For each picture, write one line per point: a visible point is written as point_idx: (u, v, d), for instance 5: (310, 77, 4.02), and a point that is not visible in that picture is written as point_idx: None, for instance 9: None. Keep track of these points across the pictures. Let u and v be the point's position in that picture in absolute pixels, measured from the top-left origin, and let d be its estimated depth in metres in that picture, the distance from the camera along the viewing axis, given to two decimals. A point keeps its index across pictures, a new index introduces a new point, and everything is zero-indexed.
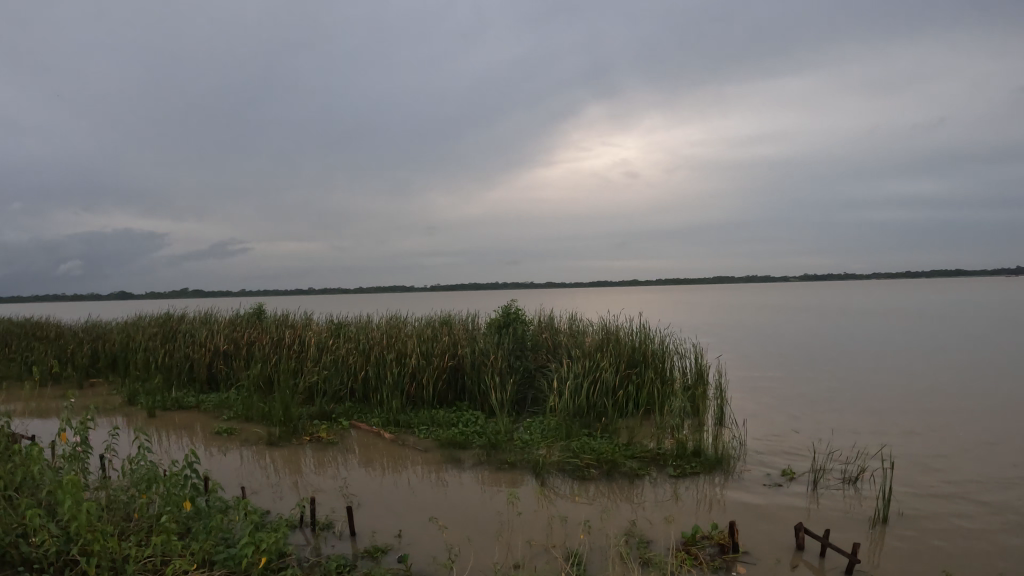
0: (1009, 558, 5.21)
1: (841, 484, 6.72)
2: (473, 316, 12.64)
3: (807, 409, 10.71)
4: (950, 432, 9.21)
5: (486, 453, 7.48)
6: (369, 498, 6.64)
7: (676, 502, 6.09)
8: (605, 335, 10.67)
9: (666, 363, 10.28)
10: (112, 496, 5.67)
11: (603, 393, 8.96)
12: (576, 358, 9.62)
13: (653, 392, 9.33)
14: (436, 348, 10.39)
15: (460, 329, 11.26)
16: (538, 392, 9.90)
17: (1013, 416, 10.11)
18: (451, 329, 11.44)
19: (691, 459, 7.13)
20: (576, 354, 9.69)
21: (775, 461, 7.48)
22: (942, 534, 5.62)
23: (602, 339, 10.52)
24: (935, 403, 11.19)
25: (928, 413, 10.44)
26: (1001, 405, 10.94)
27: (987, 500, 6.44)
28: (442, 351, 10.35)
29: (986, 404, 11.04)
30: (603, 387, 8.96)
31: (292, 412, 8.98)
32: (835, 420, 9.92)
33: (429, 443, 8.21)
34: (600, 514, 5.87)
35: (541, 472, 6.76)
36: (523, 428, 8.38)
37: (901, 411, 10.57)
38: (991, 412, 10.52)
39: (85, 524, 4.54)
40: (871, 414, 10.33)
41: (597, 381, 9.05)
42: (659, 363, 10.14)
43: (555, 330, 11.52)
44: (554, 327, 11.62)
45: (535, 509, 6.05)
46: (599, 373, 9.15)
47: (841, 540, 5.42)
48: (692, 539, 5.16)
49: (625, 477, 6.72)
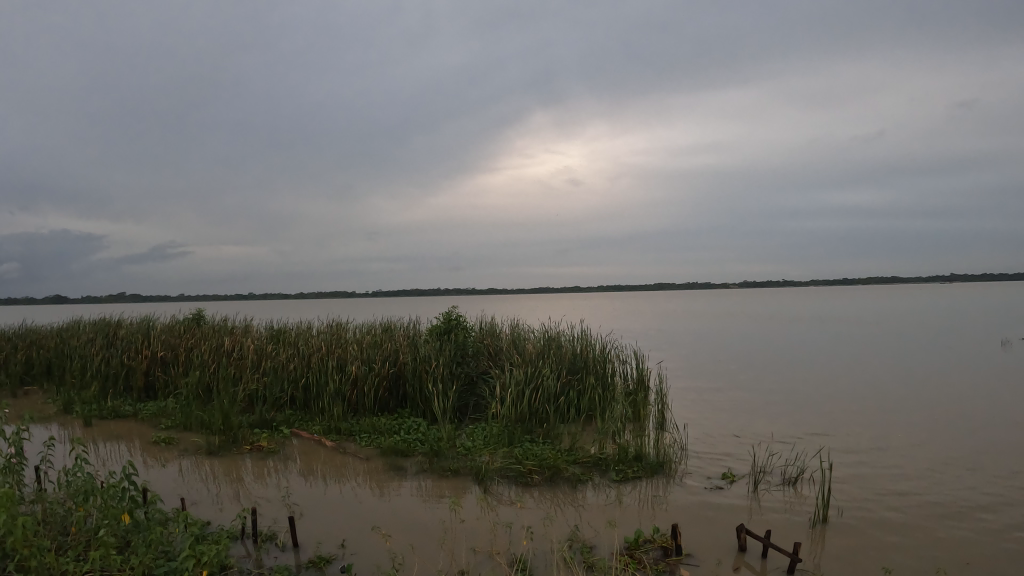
0: (941, 554, 5.47)
1: (780, 484, 6.91)
2: (414, 322, 12.50)
3: (749, 414, 10.90)
4: (882, 433, 9.54)
5: (428, 461, 7.38)
6: (312, 508, 6.48)
7: (618, 507, 6.13)
8: (547, 342, 10.68)
9: (607, 368, 10.36)
10: (48, 509, 5.40)
11: (544, 400, 8.95)
12: (517, 365, 9.58)
13: (594, 398, 9.38)
14: (377, 354, 10.21)
15: (400, 335, 11.13)
16: (479, 399, 9.85)
17: (940, 418, 10.53)
18: (392, 335, 11.29)
19: (633, 463, 7.19)
20: (518, 361, 9.65)
21: (717, 464, 7.63)
22: (878, 531, 5.85)
23: (544, 345, 10.52)
24: (868, 407, 11.57)
25: (863, 416, 10.78)
26: (928, 408, 11.40)
27: (917, 498, 6.75)
28: (384, 357, 10.18)
29: (916, 407, 11.47)
30: (544, 394, 8.94)
31: (231, 420, 8.73)
32: (775, 424, 10.13)
33: (371, 451, 8.07)
34: (543, 519, 5.85)
35: (483, 479, 6.71)
36: (466, 434, 8.31)
37: (836, 414, 10.92)
38: (921, 414, 10.93)
39: (20, 540, 4.31)
40: (808, 418, 10.61)
41: (539, 387, 9.03)
42: (600, 369, 10.22)
43: (497, 336, 11.47)
44: (496, 333, 11.57)
45: (478, 516, 5.99)
46: (540, 379, 9.12)
47: (783, 539, 5.56)
48: (636, 543, 5.20)
49: (568, 483, 6.72)
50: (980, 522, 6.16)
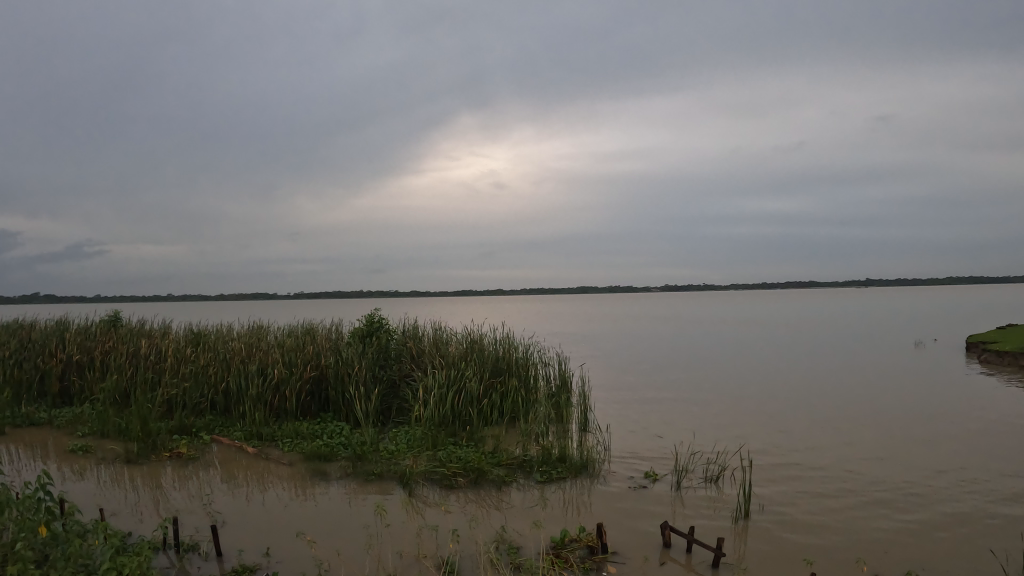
0: (852, 546, 5.72)
1: (703, 482, 7.09)
2: (337, 324, 12.28)
3: (672, 414, 11.13)
4: (797, 431, 9.91)
5: (352, 465, 7.25)
6: (234, 516, 6.28)
7: (543, 508, 6.17)
8: (469, 344, 10.64)
9: (530, 371, 10.41)
10: None
11: (467, 402, 8.93)
12: (439, 368, 9.52)
13: (517, 400, 9.43)
14: (299, 357, 9.98)
15: (323, 338, 10.92)
16: (403, 402, 9.73)
17: (851, 416, 11.02)
18: (314, 338, 11.07)
19: (557, 464, 7.26)
20: (440, 364, 9.59)
21: (641, 464, 7.77)
22: (795, 525, 6.07)
23: (467, 348, 10.48)
24: (784, 406, 12.00)
25: (779, 415, 11.17)
26: (839, 406, 11.93)
27: (829, 492, 7.04)
28: (305, 360, 9.95)
29: (830, 406, 11.98)
30: (466, 396, 8.91)
31: (150, 426, 8.38)
32: (696, 423, 10.38)
33: (294, 456, 7.88)
34: (467, 522, 5.83)
35: (408, 483, 6.65)
36: (389, 438, 8.20)
37: (755, 414, 11.28)
38: (834, 412, 11.40)
39: None
40: (728, 417, 10.90)
41: (461, 391, 9.00)
42: (523, 372, 10.27)
43: (419, 338, 11.39)
44: (419, 336, 11.47)
45: (404, 520, 5.92)
46: (463, 382, 9.09)
47: (706, 534, 5.70)
48: (563, 543, 5.22)
49: (492, 485, 6.73)
50: (887, 514, 6.48)
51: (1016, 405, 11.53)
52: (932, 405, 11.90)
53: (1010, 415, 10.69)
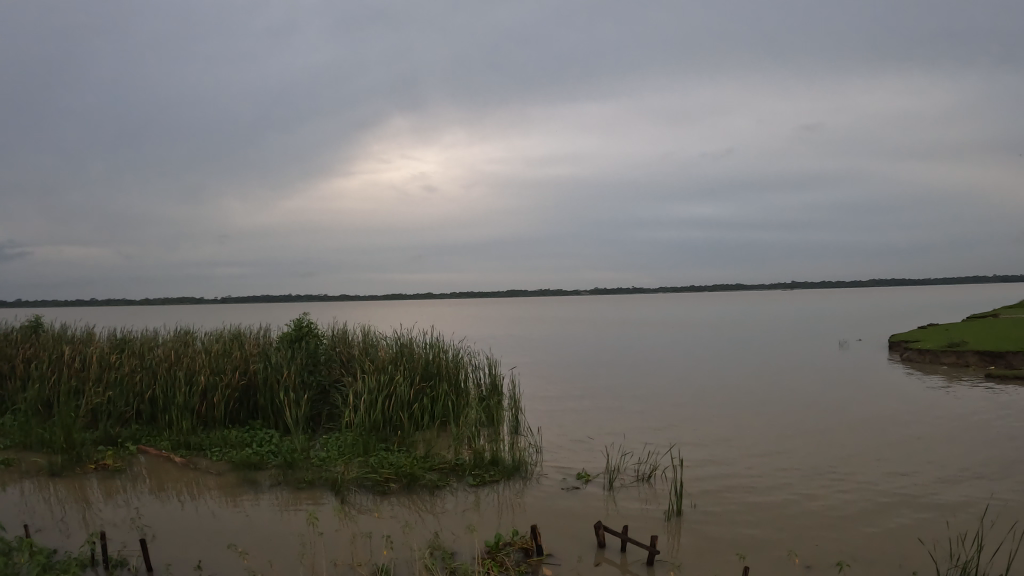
0: (781, 540, 5.87)
1: (635, 481, 7.18)
2: (265, 329, 12.00)
3: (604, 415, 11.26)
4: (725, 429, 10.15)
5: (282, 473, 7.10)
6: (165, 529, 6.07)
7: (477, 511, 6.16)
8: (399, 347, 10.54)
9: (460, 375, 10.38)
10: None
11: (398, 407, 8.84)
12: (369, 372, 9.40)
13: (448, 405, 9.38)
14: (228, 362, 9.71)
15: (251, 343, 10.65)
16: (333, 408, 9.56)
17: (777, 414, 11.37)
18: (242, 344, 10.78)
19: (489, 467, 7.25)
20: (370, 368, 9.47)
21: (572, 465, 7.85)
22: (725, 521, 6.20)
23: (396, 351, 10.38)
24: (715, 405, 12.29)
25: (707, 414, 11.43)
26: (767, 404, 12.29)
27: (756, 489, 7.22)
28: (234, 367, 9.68)
29: (759, 404, 12.32)
30: (397, 401, 8.82)
31: (73, 437, 8.02)
32: (628, 424, 10.53)
33: (223, 465, 7.67)
34: (401, 528, 5.76)
35: (340, 490, 6.54)
36: (319, 445, 8.05)
37: (685, 413, 11.51)
38: (761, 411, 11.74)
39: None
40: (658, 418, 11.09)
41: (391, 396, 8.90)
42: (454, 376, 10.23)
43: (348, 342, 11.23)
44: (348, 340, 11.31)
45: (337, 528, 5.82)
46: (393, 387, 8.99)
47: (640, 533, 5.77)
48: (497, 547, 5.18)
49: (425, 490, 6.68)
50: (811, 508, 6.68)
51: (931, 400, 12.11)
52: (855, 402, 12.37)
53: (925, 411, 11.20)
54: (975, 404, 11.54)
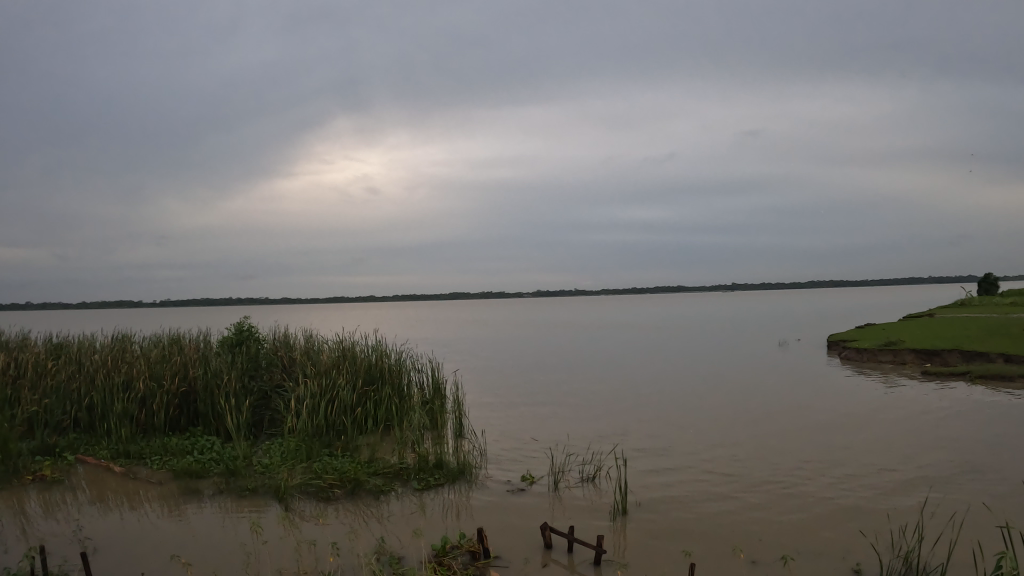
0: (726, 536, 5.97)
1: (580, 482, 7.22)
2: (205, 332, 11.74)
3: (550, 417, 11.30)
4: (669, 429, 10.29)
5: (225, 481, 6.96)
6: (106, 541, 5.89)
7: (422, 515, 6.12)
8: (341, 350, 10.39)
9: (403, 378, 10.30)
10: None
11: (341, 412, 8.73)
12: (310, 376, 9.25)
13: (392, 408, 9.30)
14: (168, 367, 9.45)
15: (190, 347, 10.40)
16: (275, 413, 9.39)
17: (719, 413, 11.58)
18: (181, 348, 10.52)
19: (434, 470, 7.21)
20: (311, 372, 9.33)
21: (516, 467, 7.86)
22: (670, 519, 6.27)
23: (338, 353, 10.23)
24: (661, 405, 12.45)
25: (651, 414, 11.56)
26: (712, 404, 12.49)
27: (699, 486, 7.33)
28: (174, 372, 9.44)
29: (704, 404, 12.51)
30: (340, 406, 8.71)
31: (7, 448, 7.72)
32: (575, 425, 10.59)
33: (164, 474, 7.48)
34: (346, 534, 5.69)
35: (284, 497, 6.44)
36: (262, 451, 7.91)
37: (630, 414, 11.63)
38: (704, 410, 11.94)
39: None
40: (604, 418, 11.18)
41: (334, 400, 8.80)
42: (397, 378, 10.14)
43: (290, 345, 11.05)
44: (290, 343, 11.14)
45: (281, 536, 5.72)
46: (335, 391, 8.88)
47: (586, 533, 5.81)
48: (444, 550, 5.14)
49: (370, 495, 6.62)
50: (753, 504, 6.81)
51: (867, 397, 12.49)
52: (797, 399, 12.67)
53: (863, 407, 11.53)
54: (910, 401, 11.95)
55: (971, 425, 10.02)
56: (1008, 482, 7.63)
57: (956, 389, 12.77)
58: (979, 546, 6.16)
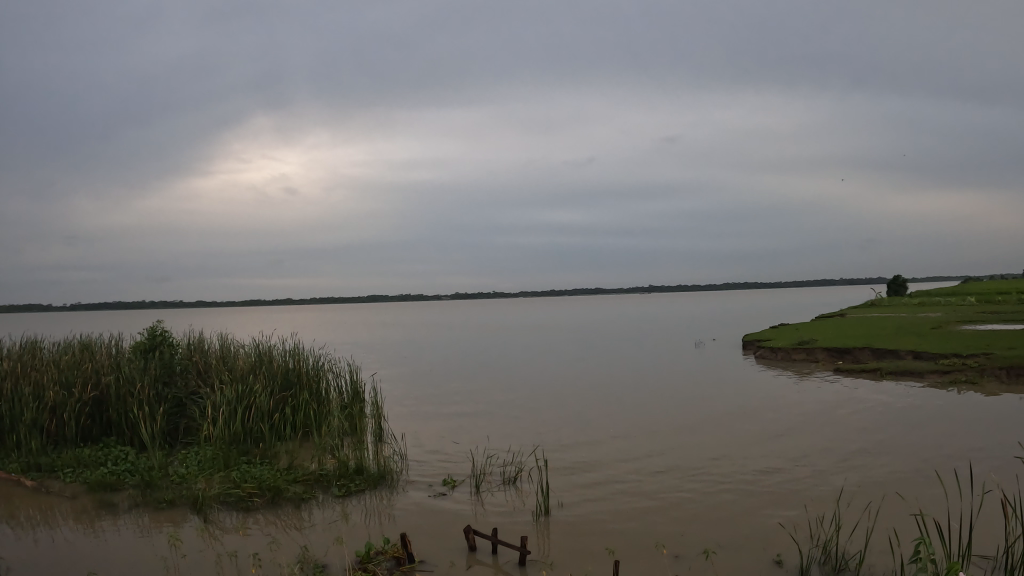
0: (648, 533, 6.09)
1: (502, 484, 7.27)
2: (117, 338, 11.32)
3: (473, 420, 11.33)
4: (592, 429, 10.45)
5: (141, 493, 6.76)
6: (15, 560, 5.64)
7: (344, 522, 6.07)
8: (257, 356, 10.16)
9: (321, 382, 10.14)
10: None
11: (258, 418, 8.53)
12: (227, 382, 9.02)
13: (310, 414, 9.16)
14: (78, 376, 9.08)
15: (100, 354, 10.01)
16: (191, 420, 9.13)
17: (640, 412, 11.82)
18: (92, 355, 10.12)
19: (354, 476, 7.17)
20: (228, 378, 9.09)
21: (436, 471, 7.86)
22: (593, 518, 6.36)
23: (255, 359, 10.00)
24: (587, 406, 12.62)
25: (572, 415, 11.72)
26: (637, 403, 12.73)
27: (620, 485, 7.47)
28: (85, 380, 9.06)
29: (629, 403, 12.75)
30: (257, 412, 8.50)
31: None
32: (498, 427, 10.64)
33: (77, 487, 7.20)
34: (268, 544, 5.60)
35: (202, 508, 6.29)
36: (179, 461, 7.70)
37: (551, 414, 11.76)
38: (627, 409, 12.16)
39: None
40: (527, 420, 11.26)
41: (251, 406, 8.61)
42: (315, 383, 9.98)
43: (204, 350, 10.76)
44: (204, 348, 10.84)
45: (201, 548, 5.59)
46: (253, 397, 8.70)
47: (510, 535, 5.85)
48: (367, 557, 5.11)
49: (290, 504, 6.54)
50: (674, 501, 6.97)
51: (783, 394, 12.96)
52: (718, 397, 13.03)
53: (778, 404, 11.96)
54: (825, 396, 12.44)
55: (881, 420, 10.50)
56: (917, 472, 8.03)
57: (869, 385, 13.35)
58: (893, 533, 6.46)
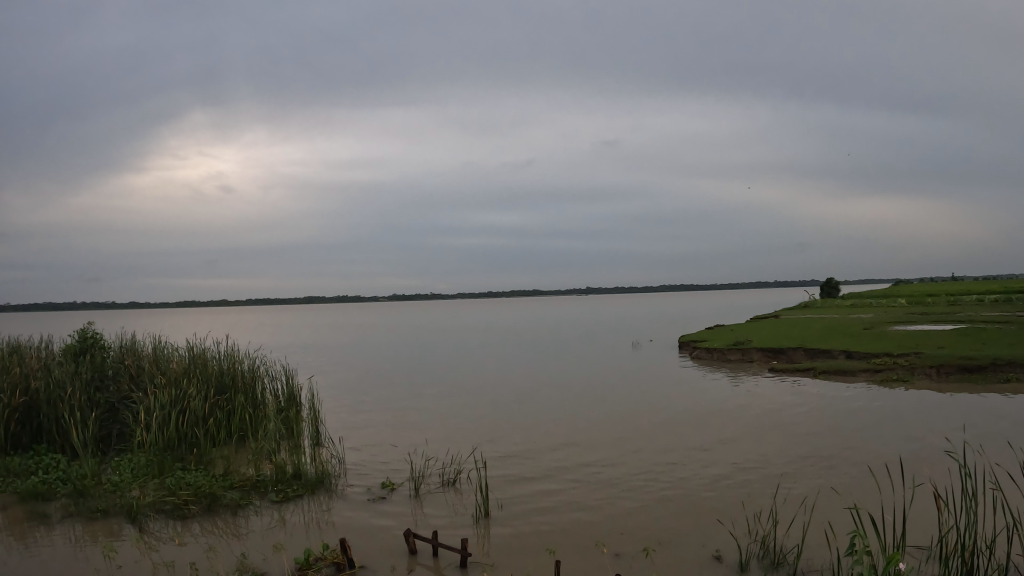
0: (588, 532, 6.22)
1: (441, 486, 7.34)
2: (44, 341, 10.94)
3: (413, 422, 11.35)
4: (531, 430, 10.59)
5: (73, 504, 6.59)
6: None
7: (282, 528, 6.05)
8: (191, 358, 9.97)
9: (257, 386, 10.02)
10: None
11: (193, 422, 8.40)
12: (160, 386, 8.83)
13: (245, 418, 9.06)
14: (4, 381, 8.75)
15: (27, 358, 9.67)
16: (124, 426, 8.91)
17: (579, 412, 12.01)
18: (18, 358, 9.77)
19: (292, 481, 7.14)
20: (161, 382, 8.90)
21: (375, 474, 7.88)
22: (532, 519, 6.46)
23: (189, 362, 9.81)
24: (529, 407, 12.75)
25: (511, 416, 11.83)
26: (578, 404, 12.91)
27: (558, 485, 7.59)
28: (12, 386, 8.75)
29: (570, 404, 12.93)
30: (191, 416, 8.37)
31: None
32: (438, 430, 10.69)
33: (4, 498, 6.97)
34: (205, 553, 5.54)
35: (137, 517, 6.18)
36: (111, 469, 7.52)
37: (491, 416, 11.86)
38: (566, 410, 12.33)
39: None
40: (466, 422, 11.33)
41: (185, 410, 8.46)
42: (251, 387, 9.86)
43: (137, 353, 10.50)
44: (136, 350, 10.57)
45: (136, 559, 5.50)
46: (186, 401, 8.55)
47: (450, 537, 5.91)
48: (307, 563, 5.11)
49: (226, 511, 6.48)
50: (612, 500, 7.12)
51: (720, 393, 13.31)
52: (657, 397, 13.30)
53: (715, 403, 12.27)
54: (760, 395, 12.81)
55: (812, 417, 10.89)
56: (847, 466, 8.36)
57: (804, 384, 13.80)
58: (826, 527, 6.70)
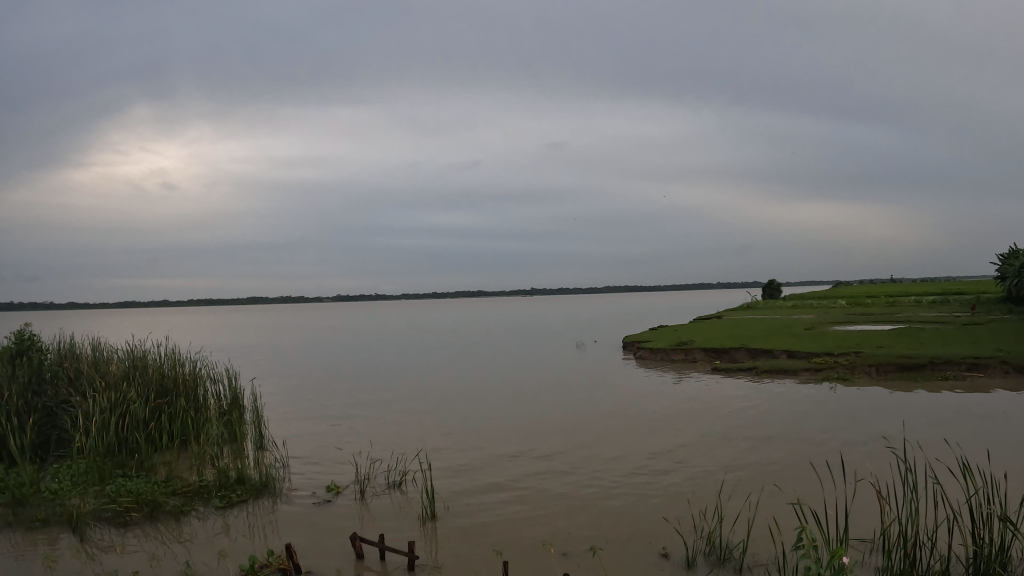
0: (534, 533, 6.31)
1: (387, 489, 7.36)
2: None
3: (360, 425, 11.31)
4: (478, 431, 10.66)
5: (9, 513, 6.41)
6: None
7: (227, 534, 5.99)
8: (132, 361, 9.74)
9: (200, 389, 9.86)
10: None
11: (134, 427, 8.24)
12: (99, 390, 8.63)
13: (187, 422, 8.93)
14: None
15: None
16: (63, 432, 8.68)
17: (526, 413, 12.13)
18: None
19: (235, 486, 7.07)
20: (100, 386, 8.70)
21: (321, 478, 7.85)
22: (478, 520, 6.54)
23: (129, 365, 9.59)
24: (478, 408, 12.82)
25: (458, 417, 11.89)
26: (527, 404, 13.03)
27: (504, 486, 7.68)
28: None
29: (519, 405, 13.05)
30: (132, 421, 8.20)
31: None
32: (386, 432, 10.68)
33: None
34: (148, 562, 5.46)
35: (77, 525, 6.05)
36: (50, 476, 7.34)
37: (438, 417, 11.89)
38: (515, 411, 12.43)
39: None
40: (413, 424, 11.34)
41: (126, 415, 8.29)
42: (194, 390, 9.70)
43: (76, 356, 10.22)
44: (75, 353, 10.29)
45: (77, 568, 5.39)
46: (127, 405, 8.37)
47: (397, 540, 5.94)
48: (252, 570, 5.08)
49: (169, 517, 6.40)
50: (557, 500, 7.23)
51: (666, 393, 13.58)
52: (605, 396, 13.51)
53: (661, 403, 12.52)
54: (705, 394, 13.12)
55: (753, 415, 11.21)
56: (786, 463, 8.63)
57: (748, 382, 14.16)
58: (768, 522, 6.91)
